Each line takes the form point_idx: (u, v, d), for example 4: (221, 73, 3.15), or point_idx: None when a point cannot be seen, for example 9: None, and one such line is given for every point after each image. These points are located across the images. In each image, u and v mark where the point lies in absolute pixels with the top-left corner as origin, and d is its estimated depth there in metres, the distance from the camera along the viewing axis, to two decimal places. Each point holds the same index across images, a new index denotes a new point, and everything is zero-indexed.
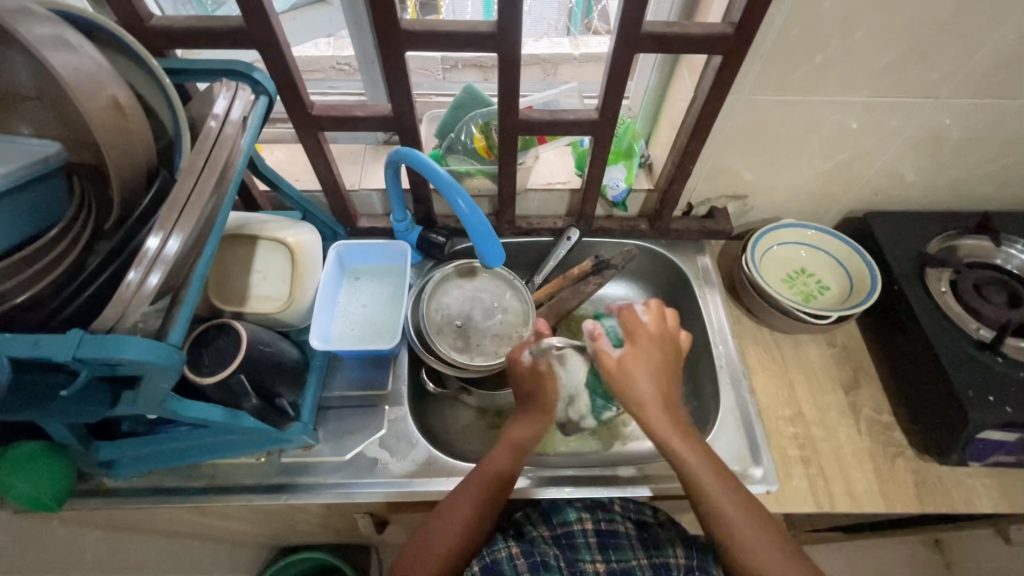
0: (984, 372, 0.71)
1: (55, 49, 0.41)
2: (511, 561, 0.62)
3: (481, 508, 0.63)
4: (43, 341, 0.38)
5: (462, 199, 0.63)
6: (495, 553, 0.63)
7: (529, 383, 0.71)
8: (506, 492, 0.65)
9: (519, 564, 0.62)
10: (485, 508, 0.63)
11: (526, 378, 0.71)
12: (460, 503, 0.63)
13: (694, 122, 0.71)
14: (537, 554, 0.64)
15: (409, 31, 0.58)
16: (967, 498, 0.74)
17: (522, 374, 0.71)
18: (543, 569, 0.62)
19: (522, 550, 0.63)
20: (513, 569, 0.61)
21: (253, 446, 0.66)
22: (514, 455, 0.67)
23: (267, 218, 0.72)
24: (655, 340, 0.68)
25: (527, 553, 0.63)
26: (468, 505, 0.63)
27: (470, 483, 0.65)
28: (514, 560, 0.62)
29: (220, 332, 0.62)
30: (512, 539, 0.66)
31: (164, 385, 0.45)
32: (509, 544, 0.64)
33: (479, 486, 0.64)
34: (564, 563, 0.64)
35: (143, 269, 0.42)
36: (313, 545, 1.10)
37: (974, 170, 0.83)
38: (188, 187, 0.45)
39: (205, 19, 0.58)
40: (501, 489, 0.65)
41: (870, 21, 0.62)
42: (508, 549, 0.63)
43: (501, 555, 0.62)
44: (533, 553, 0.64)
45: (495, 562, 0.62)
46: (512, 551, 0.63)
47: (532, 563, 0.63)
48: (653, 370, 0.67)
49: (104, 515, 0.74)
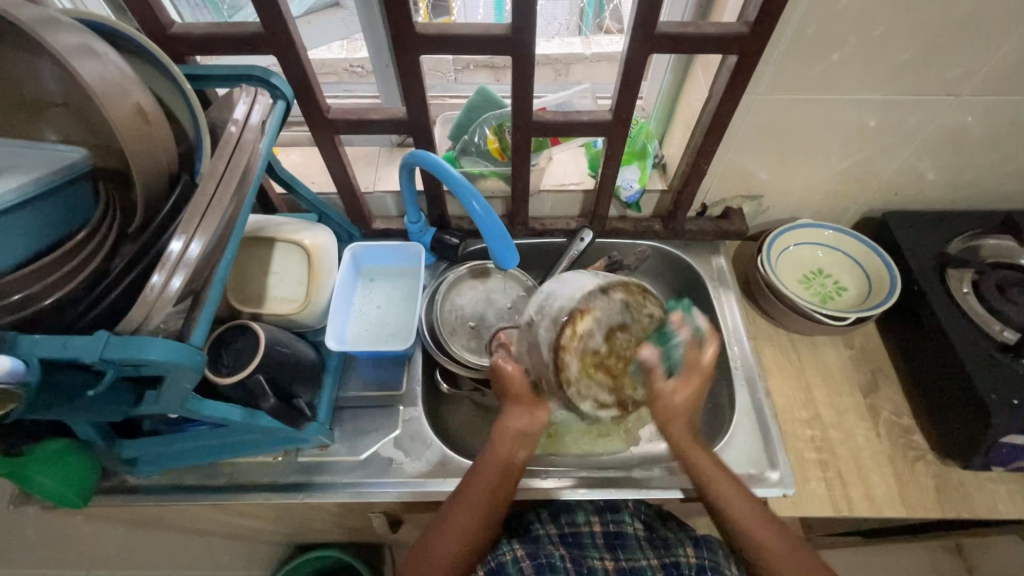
0: (1007, 375, 0.69)
1: (82, 58, 0.42)
2: (516, 564, 0.64)
3: (475, 519, 0.62)
4: (71, 343, 0.39)
5: (475, 200, 0.64)
6: (501, 556, 0.65)
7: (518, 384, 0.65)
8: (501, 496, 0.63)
9: (524, 566, 0.64)
10: (480, 519, 0.62)
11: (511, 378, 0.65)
12: (454, 513, 0.62)
13: (709, 122, 0.71)
14: (542, 554, 0.66)
15: (423, 35, 0.59)
16: (990, 503, 0.73)
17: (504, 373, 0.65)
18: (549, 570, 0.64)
19: (525, 551, 0.66)
20: (518, 570, 0.64)
21: (269, 444, 0.67)
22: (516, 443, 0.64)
23: (285, 220, 0.73)
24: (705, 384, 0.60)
25: (533, 555, 0.65)
26: (463, 518, 0.62)
27: (463, 492, 0.63)
28: (519, 562, 0.64)
29: (239, 332, 0.63)
30: (517, 541, 0.68)
31: (187, 386, 0.46)
32: (513, 548, 0.66)
33: (473, 494, 0.63)
34: (570, 562, 0.66)
35: (166, 272, 0.43)
36: (330, 543, 1.11)
37: (997, 168, 0.82)
38: (208, 191, 0.46)
39: (223, 26, 0.59)
40: (498, 491, 0.63)
41: (888, 18, 0.61)
42: (513, 552, 0.65)
43: (508, 557, 0.65)
44: (538, 554, 0.65)
45: (501, 565, 0.64)
46: (517, 554, 0.65)
47: (536, 564, 0.64)
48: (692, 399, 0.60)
49: (128, 512, 0.75)
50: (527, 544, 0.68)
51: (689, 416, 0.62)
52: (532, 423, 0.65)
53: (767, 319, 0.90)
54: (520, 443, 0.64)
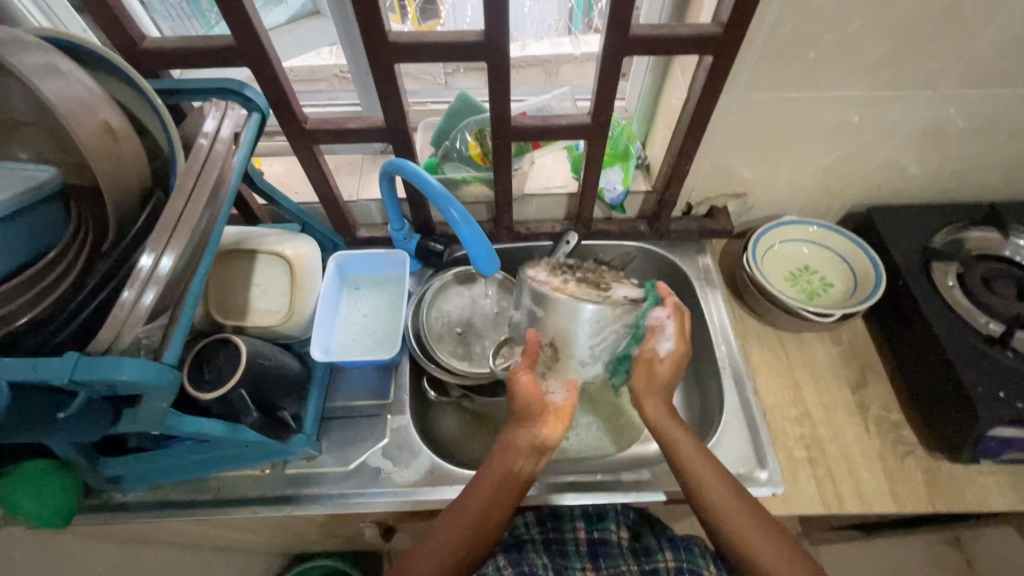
0: (993, 367, 0.69)
1: (46, 76, 0.42)
2: (499, 573, 0.63)
3: (462, 540, 0.61)
4: (40, 364, 0.39)
5: (454, 208, 0.64)
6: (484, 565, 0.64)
7: (533, 400, 0.65)
8: (496, 510, 0.62)
9: (507, 572, 0.63)
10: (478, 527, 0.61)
11: (524, 392, 0.66)
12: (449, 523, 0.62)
13: (688, 122, 0.71)
14: (524, 562, 0.64)
15: (397, 43, 0.59)
16: (979, 496, 0.72)
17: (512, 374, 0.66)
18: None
19: (506, 561, 0.64)
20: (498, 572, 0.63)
21: (257, 457, 0.67)
22: (531, 457, 0.65)
23: (266, 232, 0.72)
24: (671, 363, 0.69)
25: (516, 563, 0.64)
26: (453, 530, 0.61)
27: (461, 504, 0.63)
28: (500, 571, 0.63)
29: (220, 346, 0.63)
30: (501, 551, 0.67)
31: (163, 404, 0.46)
32: (497, 559, 0.64)
33: (473, 508, 0.62)
34: (552, 569, 0.66)
35: (137, 288, 0.42)
36: (326, 552, 1.10)
37: (978, 161, 0.82)
38: (178, 207, 0.46)
39: (196, 39, 0.59)
40: (496, 502, 0.63)
41: (864, 14, 0.61)
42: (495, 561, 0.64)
43: (489, 565, 0.64)
44: (521, 563, 0.64)
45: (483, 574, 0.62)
46: (500, 563, 0.64)
47: (519, 570, 0.63)
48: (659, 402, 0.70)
49: (117, 528, 0.74)
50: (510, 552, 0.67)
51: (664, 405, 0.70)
52: (538, 440, 0.65)
53: (754, 317, 0.90)
54: (530, 458, 0.65)
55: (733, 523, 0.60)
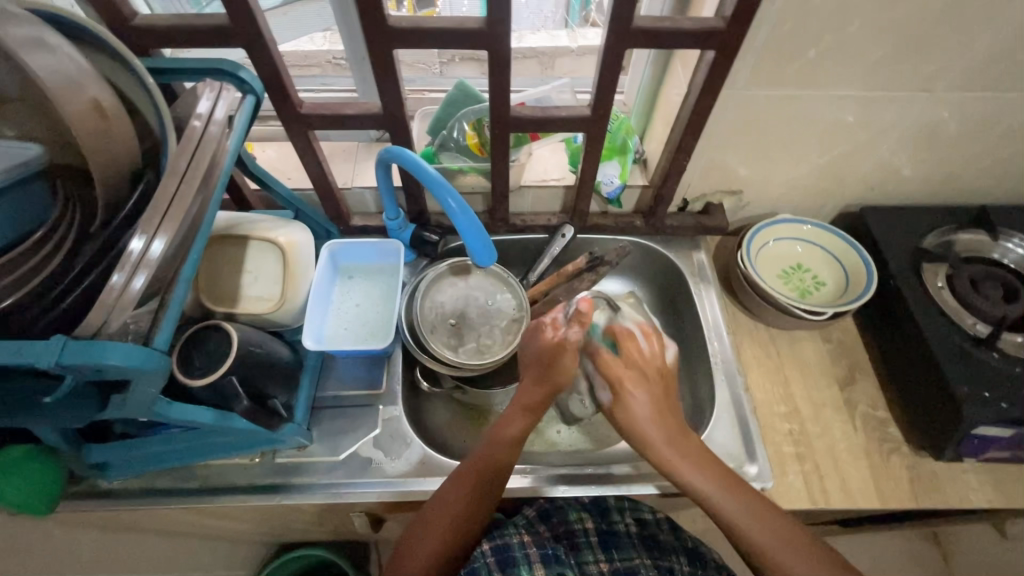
0: (979, 368, 0.70)
1: (33, 51, 0.40)
2: (523, 550, 0.63)
3: (466, 499, 0.62)
4: (26, 348, 0.38)
5: (452, 199, 0.63)
6: (506, 538, 0.65)
7: (545, 351, 0.70)
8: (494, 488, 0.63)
9: (531, 553, 0.63)
10: (467, 509, 0.61)
11: (539, 344, 0.71)
12: (452, 498, 0.62)
13: (688, 117, 0.70)
14: (547, 546, 0.65)
15: (396, 28, 0.57)
16: (962, 493, 0.74)
17: (541, 345, 0.70)
18: (555, 562, 0.63)
19: (490, 544, 0.64)
20: (525, 556, 0.63)
21: (245, 446, 0.66)
22: (524, 416, 0.67)
23: (258, 217, 0.71)
24: (642, 366, 0.68)
25: (539, 544, 0.65)
26: (452, 512, 0.61)
27: (461, 478, 0.63)
28: (526, 548, 0.64)
29: (210, 332, 0.61)
30: (525, 526, 0.68)
31: (153, 390, 0.45)
32: (520, 533, 0.65)
33: (470, 483, 0.62)
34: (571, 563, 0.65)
35: (127, 272, 0.41)
36: (311, 542, 1.10)
37: (971, 163, 0.83)
38: (171, 189, 0.45)
39: (190, 17, 0.58)
40: (492, 481, 0.63)
41: (865, 13, 0.61)
42: (479, 548, 0.63)
43: (514, 541, 0.64)
44: (544, 544, 0.65)
45: (507, 546, 0.63)
46: (524, 539, 0.65)
47: (543, 554, 0.64)
48: (655, 398, 0.66)
49: (100, 516, 0.73)
50: (532, 529, 0.67)
51: (674, 430, 0.64)
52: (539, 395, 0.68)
53: (747, 314, 0.90)
54: (519, 417, 0.68)
55: (733, 513, 0.59)
